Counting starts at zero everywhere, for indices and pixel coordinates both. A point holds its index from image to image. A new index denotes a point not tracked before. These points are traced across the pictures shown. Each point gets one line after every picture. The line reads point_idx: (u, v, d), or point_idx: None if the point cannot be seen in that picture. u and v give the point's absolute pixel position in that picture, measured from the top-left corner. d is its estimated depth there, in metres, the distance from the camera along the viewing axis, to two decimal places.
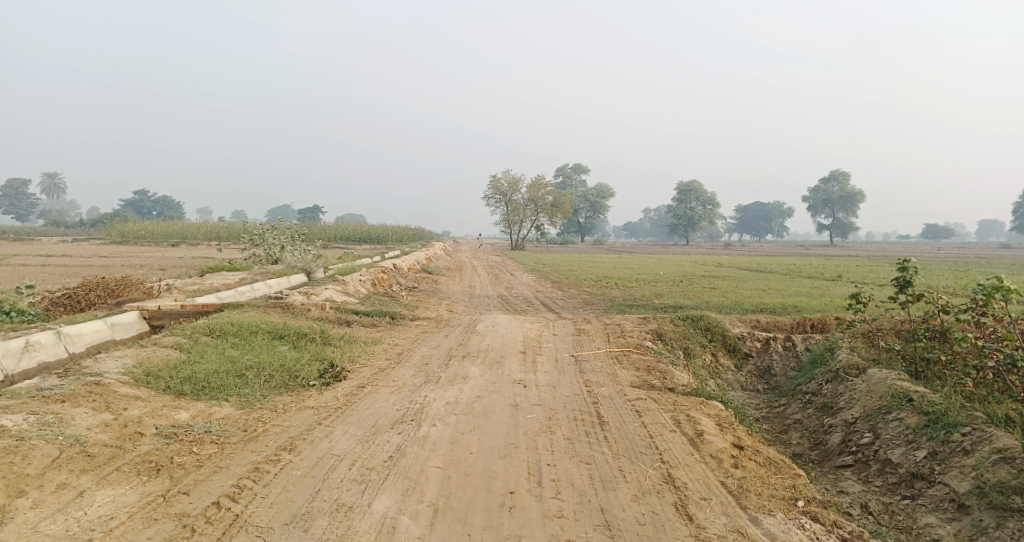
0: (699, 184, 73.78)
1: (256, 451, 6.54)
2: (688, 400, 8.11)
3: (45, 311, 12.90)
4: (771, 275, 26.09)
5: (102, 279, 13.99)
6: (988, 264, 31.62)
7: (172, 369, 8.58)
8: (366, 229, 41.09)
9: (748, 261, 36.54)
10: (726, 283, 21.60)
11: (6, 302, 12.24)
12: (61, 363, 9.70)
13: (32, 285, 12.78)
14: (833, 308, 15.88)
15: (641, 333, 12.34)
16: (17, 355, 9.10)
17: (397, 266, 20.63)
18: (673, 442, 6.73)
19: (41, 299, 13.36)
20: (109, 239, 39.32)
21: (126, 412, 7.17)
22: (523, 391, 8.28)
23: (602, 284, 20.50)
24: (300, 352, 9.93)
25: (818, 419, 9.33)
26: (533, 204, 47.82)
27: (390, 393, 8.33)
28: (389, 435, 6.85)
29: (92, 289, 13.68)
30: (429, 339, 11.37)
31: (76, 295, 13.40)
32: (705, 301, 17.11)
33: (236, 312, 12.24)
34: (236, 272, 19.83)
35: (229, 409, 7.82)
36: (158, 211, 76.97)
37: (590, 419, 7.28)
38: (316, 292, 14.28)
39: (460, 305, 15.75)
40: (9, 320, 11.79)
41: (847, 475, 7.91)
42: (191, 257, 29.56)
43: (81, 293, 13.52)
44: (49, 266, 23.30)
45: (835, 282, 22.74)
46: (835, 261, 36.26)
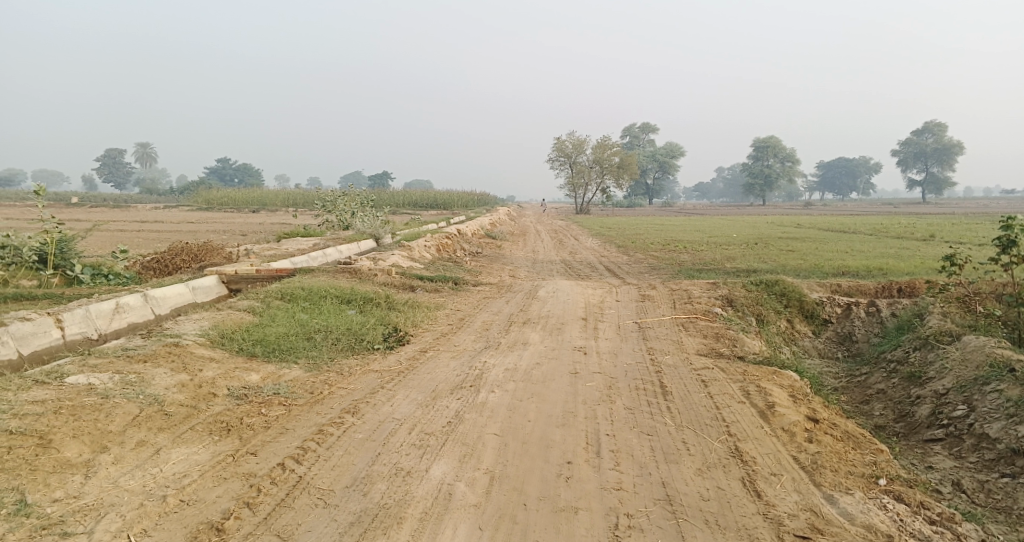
0: (776, 142, 71.17)
1: (322, 413, 6.67)
2: (760, 370, 7.87)
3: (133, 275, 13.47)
4: (854, 236, 25.03)
5: (185, 244, 14.51)
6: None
7: (244, 331, 8.83)
8: (435, 194, 41.41)
9: (828, 222, 35.08)
10: (803, 246, 20.82)
11: (105, 265, 12.84)
12: (148, 324, 10.10)
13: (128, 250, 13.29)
14: (920, 271, 15.10)
15: (710, 299, 12.04)
16: (109, 316, 9.50)
17: (463, 232, 20.71)
18: (740, 414, 6.54)
19: (132, 264, 13.94)
20: (195, 206, 40.83)
21: (201, 373, 7.41)
22: (584, 358, 8.19)
23: (671, 248, 20.10)
24: (366, 316, 10.08)
25: (904, 389, 8.94)
26: (601, 166, 47.16)
27: (451, 358, 8.37)
28: (449, 401, 6.88)
29: (178, 254, 14.18)
30: (492, 305, 11.37)
31: (161, 260, 13.94)
32: (780, 265, 16.56)
33: (307, 277, 12.51)
34: (310, 237, 20.27)
35: (298, 371, 8.00)
36: (240, 179, 79.47)
37: (654, 388, 7.14)
38: (385, 257, 14.45)
39: (525, 270, 15.70)
40: (107, 283, 12.36)
41: (937, 449, 7.56)
42: (271, 222, 30.41)
43: (168, 258, 14.04)
44: (140, 231, 24.36)
45: (925, 242, 21.64)
46: (923, 221, 34.43)
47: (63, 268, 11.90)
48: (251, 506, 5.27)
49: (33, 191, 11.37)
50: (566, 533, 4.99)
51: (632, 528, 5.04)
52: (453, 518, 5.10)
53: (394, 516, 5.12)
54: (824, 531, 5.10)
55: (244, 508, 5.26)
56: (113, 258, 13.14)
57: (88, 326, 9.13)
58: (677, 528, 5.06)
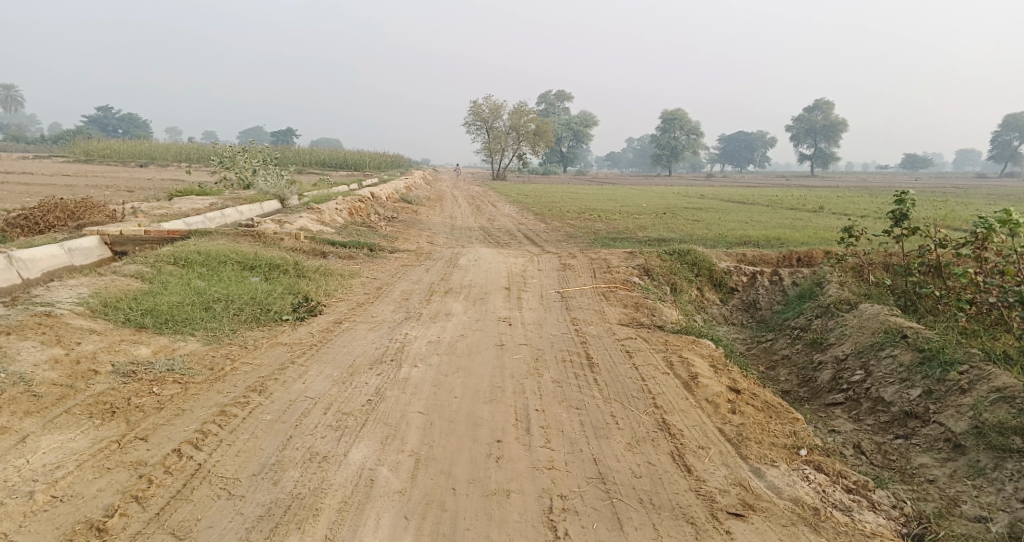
0: (682, 113, 72.53)
1: (223, 392, 6.11)
2: (680, 340, 7.78)
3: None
4: (754, 207, 25.78)
5: (60, 201, 13.25)
6: (968, 194, 31.57)
7: (133, 300, 8.07)
8: (342, 155, 40.01)
9: (730, 193, 36.02)
10: (708, 216, 21.19)
11: None
12: (12, 289, 9.12)
13: None
14: (816, 241, 15.57)
15: (628, 268, 11.95)
16: None
17: (375, 195, 19.95)
18: (666, 386, 6.41)
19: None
20: (74, 158, 37.84)
21: (79, 348, 6.68)
22: (507, 330, 7.90)
23: (585, 217, 20.03)
24: (273, 284, 9.43)
25: (807, 355, 9.08)
26: (516, 132, 46.78)
27: (369, 330, 7.92)
28: (368, 377, 6.44)
29: (51, 211, 12.94)
30: (409, 273, 10.90)
31: (32, 217, 12.66)
32: (689, 234, 16.72)
33: (204, 240, 11.64)
34: (206, 196, 19.05)
35: (195, 345, 7.37)
36: (127, 131, 74.57)
37: (580, 360, 6.93)
38: (291, 220, 13.66)
39: (441, 237, 15.23)
40: None
41: (838, 413, 7.67)
42: (162, 178, 28.54)
43: (40, 215, 12.77)
44: (11, 184, 22.27)
45: (817, 213, 22.46)
46: (820, 194, 35.82)
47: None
48: (140, 501, 4.75)
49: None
50: (498, 519, 4.70)
51: (567, 511, 4.80)
52: (374, 508, 4.72)
53: (308, 508, 4.70)
54: (755, 506, 5.01)
55: (131, 503, 4.73)
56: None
57: None
58: (612, 509, 4.86)
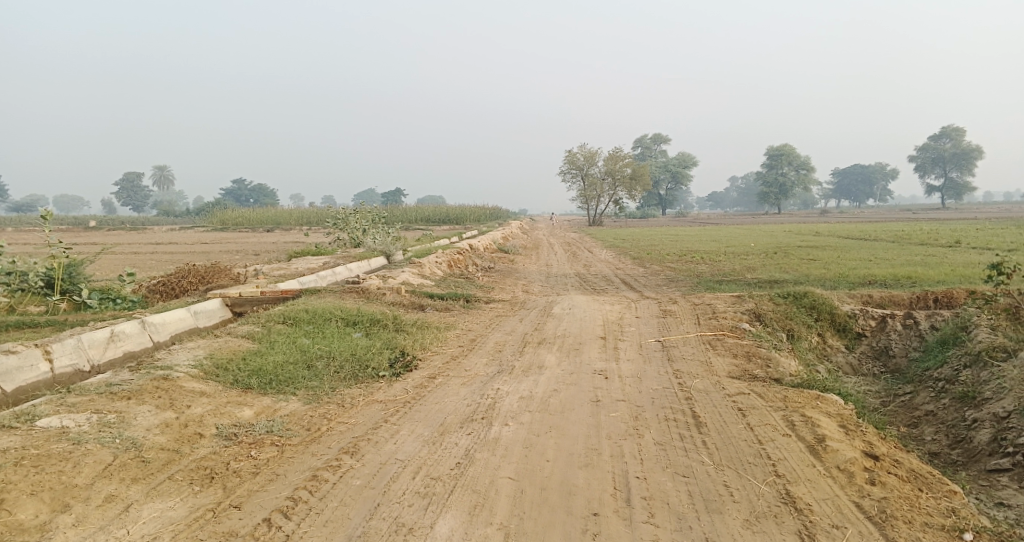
0: (792, 149, 69.98)
1: (316, 455, 5.96)
2: (802, 395, 7.08)
3: (141, 299, 12.91)
4: (877, 244, 24.17)
5: (192, 266, 13.88)
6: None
7: (241, 361, 8.16)
8: (446, 210, 40.79)
9: (848, 229, 33.98)
10: (825, 255, 19.95)
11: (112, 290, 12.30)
12: (146, 352, 9.45)
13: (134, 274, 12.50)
14: (952, 279, 14.25)
15: (737, 313, 11.23)
16: (103, 346, 8.86)
17: (475, 247, 19.99)
18: (788, 450, 5.77)
19: (138, 288, 13.35)
20: (209, 227, 40.50)
21: (188, 411, 6.71)
22: (604, 384, 7.44)
23: (689, 259, 19.31)
24: (371, 340, 9.37)
25: (956, 411, 8.11)
26: (612, 178, 46.34)
27: (462, 385, 7.65)
28: (458, 437, 6.15)
29: (184, 276, 13.55)
30: (503, 324, 10.64)
31: (169, 283, 13.34)
32: (804, 275, 15.73)
33: (313, 299, 11.82)
34: (320, 256, 19.65)
35: (295, 405, 7.30)
36: (255, 198, 79.29)
37: (685, 419, 6.38)
38: (394, 276, 13.76)
39: (538, 285, 14.96)
40: (113, 307, 11.84)
41: (1005, 482, 6.73)
42: (283, 241, 29.88)
43: (175, 281, 13.40)
44: (152, 253, 23.86)
45: (951, 249, 20.70)
46: (951, 226, 33.18)
47: (69, 293, 11.26)
48: None
49: (41, 217, 10.67)
50: None
51: None
52: None
53: None
54: None
55: None
56: (122, 282, 12.58)
57: (79, 356, 8.49)
58: None
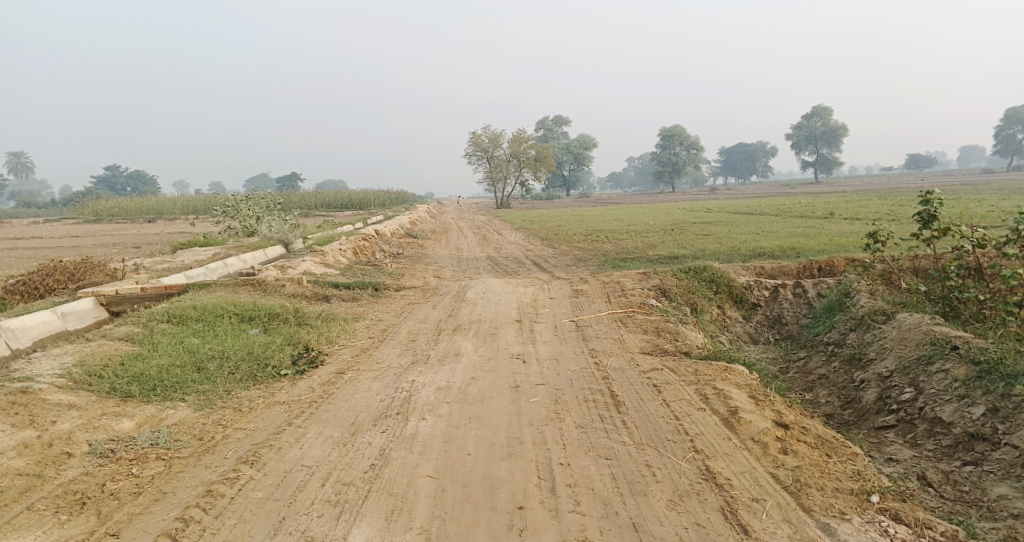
0: (682, 129, 72.13)
1: (211, 467, 5.48)
2: (711, 368, 7.09)
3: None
4: (763, 218, 25.15)
5: (59, 262, 12.70)
6: (968, 192, 30.93)
7: (119, 367, 7.46)
8: (347, 195, 39.68)
9: (736, 204, 35.20)
10: (718, 230, 20.53)
11: None
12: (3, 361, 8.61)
13: None
14: (832, 248, 14.88)
15: (643, 290, 11.28)
16: None
17: (379, 232, 19.40)
18: (705, 424, 5.72)
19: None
20: (82, 218, 37.66)
21: (53, 428, 6.05)
22: (522, 369, 7.22)
23: (592, 238, 19.42)
24: (271, 336, 8.80)
25: (845, 373, 8.34)
26: (516, 160, 46.28)
27: (373, 379, 7.26)
28: (371, 436, 5.80)
29: (50, 274, 12.40)
30: (415, 312, 10.26)
31: (32, 282, 12.15)
32: (700, 250, 16.07)
33: (203, 294, 11.06)
34: (209, 247, 18.56)
35: (185, 412, 6.72)
36: (134, 188, 74.71)
37: (604, 400, 6.25)
38: (292, 265, 13.08)
39: (448, 270, 14.62)
40: None
41: (891, 438, 6.92)
42: (168, 233, 28.14)
43: (39, 280, 12.26)
44: (19, 250, 21.89)
45: (829, 220, 21.76)
46: (828, 199, 34.99)
47: None
48: None
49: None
50: None
51: None
52: None
53: None
54: None
55: None
56: None
57: None
58: None
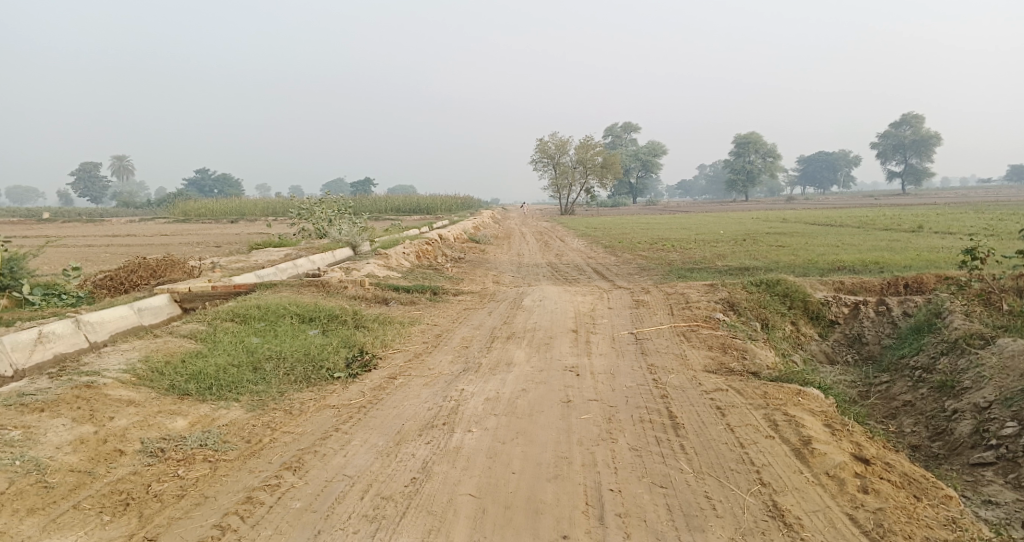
0: (759, 136, 70.24)
1: (255, 471, 5.40)
2: (781, 390, 6.64)
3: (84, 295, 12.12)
4: (841, 230, 24.07)
5: (142, 259, 13.03)
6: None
7: (179, 364, 7.51)
8: (418, 200, 40.07)
9: (814, 216, 33.89)
10: (793, 242, 19.71)
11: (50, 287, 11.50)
12: (82, 353, 8.81)
13: (79, 268, 11.79)
14: (917, 265, 13.99)
15: (710, 303, 10.81)
16: (29, 348, 8.21)
17: (444, 237, 19.38)
18: (772, 454, 5.31)
19: (83, 282, 12.54)
20: (171, 218, 39.11)
21: (109, 423, 6.09)
22: (576, 382, 6.93)
23: (659, 247, 18.92)
24: (328, 337, 8.74)
25: (935, 401, 7.74)
26: (584, 166, 45.92)
27: (424, 386, 7.09)
28: (415, 447, 5.62)
29: (133, 270, 12.74)
30: (471, 318, 10.08)
31: (116, 277, 12.50)
32: (773, 262, 15.41)
33: (269, 293, 11.15)
34: (282, 247, 18.88)
35: (237, 412, 6.69)
36: (220, 189, 77.54)
37: (662, 421, 5.90)
38: (357, 267, 13.10)
39: (510, 276, 14.42)
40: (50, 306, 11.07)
41: (989, 477, 6.35)
42: (247, 233, 28.92)
43: (123, 275, 12.60)
44: (109, 246, 22.78)
45: (914, 234, 20.60)
46: (913, 211, 33.31)
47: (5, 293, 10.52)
48: None
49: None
50: None
51: None
52: None
53: None
54: None
55: None
56: (65, 277, 11.84)
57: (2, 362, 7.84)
58: None
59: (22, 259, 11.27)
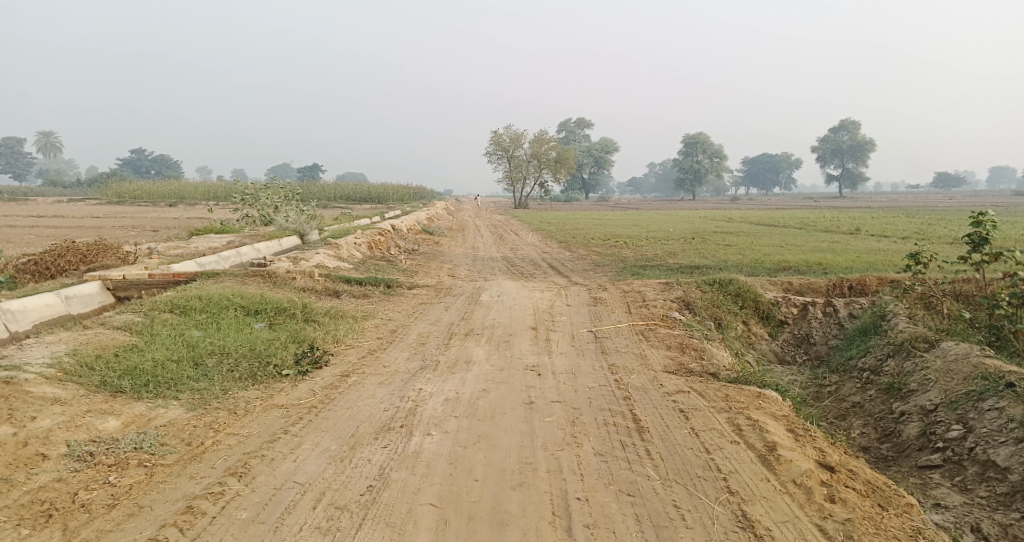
0: (706, 136, 71.17)
1: (196, 477, 5.05)
2: (743, 393, 6.56)
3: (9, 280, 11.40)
4: (787, 230, 24.43)
5: (72, 243, 12.33)
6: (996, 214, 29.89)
7: (113, 359, 7.04)
8: (365, 188, 39.33)
9: (760, 215, 34.43)
10: (741, 240, 19.90)
11: None
12: (1, 344, 8.23)
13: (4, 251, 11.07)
14: (862, 267, 14.23)
15: (666, 302, 10.72)
16: None
17: (394, 227, 18.97)
18: (740, 461, 5.20)
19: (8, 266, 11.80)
20: (106, 199, 37.57)
21: (34, 424, 5.63)
22: (536, 383, 6.72)
23: (610, 243, 18.87)
24: (276, 332, 8.35)
25: (882, 403, 7.78)
26: (535, 160, 45.77)
27: (378, 385, 6.79)
28: (370, 451, 5.34)
29: (63, 255, 12.03)
30: (427, 313, 9.79)
31: (43, 261, 11.79)
32: (724, 260, 15.48)
33: (212, 283, 10.65)
34: (225, 234, 18.20)
35: (177, 412, 6.28)
36: (158, 171, 75.03)
37: (626, 425, 5.73)
38: (305, 257, 12.65)
39: (463, 270, 14.14)
40: None
41: (937, 480, 6.37)
42: (187, 217, 27.93)
43: (52, 260, 11.89)
44: (39, 228, 21.66)
45: (855, 235, 21.01)
46: (851, 213, 34.17)
47: None
48: None
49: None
50: None
51: None
52: None
53: None
54: None
55: None
56: None
57: None
58: None
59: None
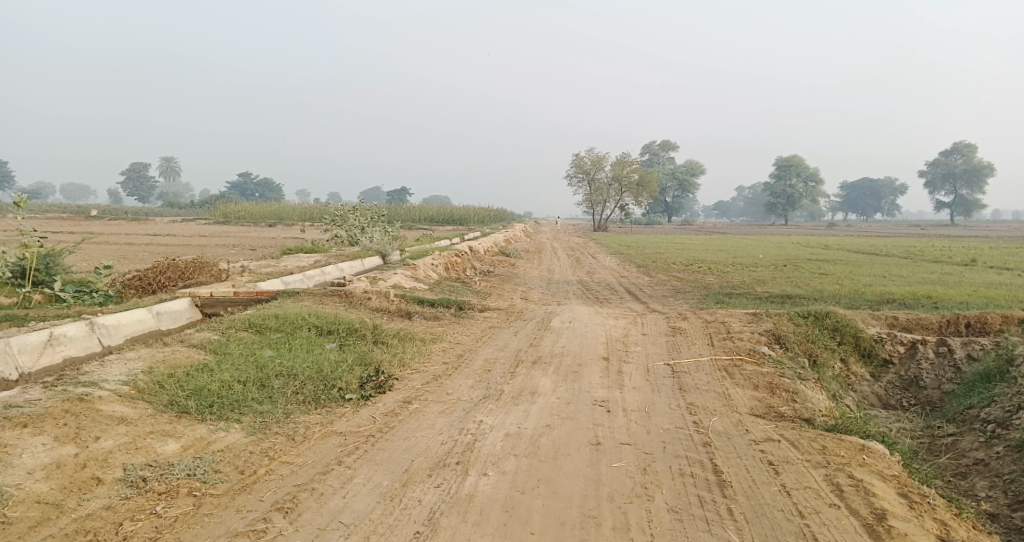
0: (801, 161, 68.71)
1: (243, 510, 4.81)
2: (841, 444, 5.87)
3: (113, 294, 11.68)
4: (885, 260, 22.95)
5: (172, 260, 12.56)
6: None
7: (182, 378, 6.93)
8: (452, 210, 39.62)
9: (857, 243, 32.59)
10: (835, 270, 18.77)
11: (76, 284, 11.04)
12: (95, 358, 8.32)
13: (110, 266, 11.29)
14: (971, 302, 13.05)
15: (754, 334, 9.98)
16: (38, 351, 7.75)
17: (474, 248, 18.79)
18: (840, 530, 4.60)
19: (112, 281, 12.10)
20: (211, 219, 39.23)
21: (91, 445, 5.51)
22: (607, 420, 6.21)
23: (694, 269, 18.12)
24: (343, 353, 8.12)
25: (1012, 462, 6.86)
26: (620, 183, 45.08)
27: (439, 415, 6.42)
28: (423, 490, 4.98)
29: (163, 271, 12.22)
30: (496, 338, 9.42)
31: (145, 277, 12.01)
32: (817, 291, 14.51)
33: (290, 302, 10.61)
34: (311, 253, 18.43)
35: (236, 436, 6.09)
36: (261, 193, 78.42)
37: (705, 476, 5.17)
38: (383, 278, 12.52)
39: (539, 293, 13.73)
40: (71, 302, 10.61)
41: None
42: (282, 237, 28.71)
43: (152, 275, 12.10)
44: (144, 245, 22.60)
45: (963, 268, 19.47)
46: (961, 245, 31.80)
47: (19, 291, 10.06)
48: None
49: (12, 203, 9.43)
50: None
51: None
52: None
53: None
54: None
55: None
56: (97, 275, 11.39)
57: (6, 365, 7.38)
58: None
59: (57, 255, 10.83)
